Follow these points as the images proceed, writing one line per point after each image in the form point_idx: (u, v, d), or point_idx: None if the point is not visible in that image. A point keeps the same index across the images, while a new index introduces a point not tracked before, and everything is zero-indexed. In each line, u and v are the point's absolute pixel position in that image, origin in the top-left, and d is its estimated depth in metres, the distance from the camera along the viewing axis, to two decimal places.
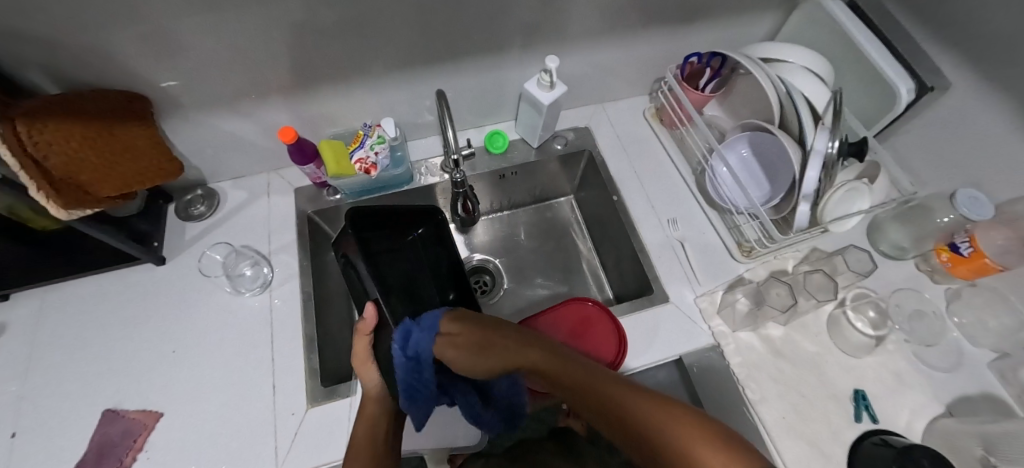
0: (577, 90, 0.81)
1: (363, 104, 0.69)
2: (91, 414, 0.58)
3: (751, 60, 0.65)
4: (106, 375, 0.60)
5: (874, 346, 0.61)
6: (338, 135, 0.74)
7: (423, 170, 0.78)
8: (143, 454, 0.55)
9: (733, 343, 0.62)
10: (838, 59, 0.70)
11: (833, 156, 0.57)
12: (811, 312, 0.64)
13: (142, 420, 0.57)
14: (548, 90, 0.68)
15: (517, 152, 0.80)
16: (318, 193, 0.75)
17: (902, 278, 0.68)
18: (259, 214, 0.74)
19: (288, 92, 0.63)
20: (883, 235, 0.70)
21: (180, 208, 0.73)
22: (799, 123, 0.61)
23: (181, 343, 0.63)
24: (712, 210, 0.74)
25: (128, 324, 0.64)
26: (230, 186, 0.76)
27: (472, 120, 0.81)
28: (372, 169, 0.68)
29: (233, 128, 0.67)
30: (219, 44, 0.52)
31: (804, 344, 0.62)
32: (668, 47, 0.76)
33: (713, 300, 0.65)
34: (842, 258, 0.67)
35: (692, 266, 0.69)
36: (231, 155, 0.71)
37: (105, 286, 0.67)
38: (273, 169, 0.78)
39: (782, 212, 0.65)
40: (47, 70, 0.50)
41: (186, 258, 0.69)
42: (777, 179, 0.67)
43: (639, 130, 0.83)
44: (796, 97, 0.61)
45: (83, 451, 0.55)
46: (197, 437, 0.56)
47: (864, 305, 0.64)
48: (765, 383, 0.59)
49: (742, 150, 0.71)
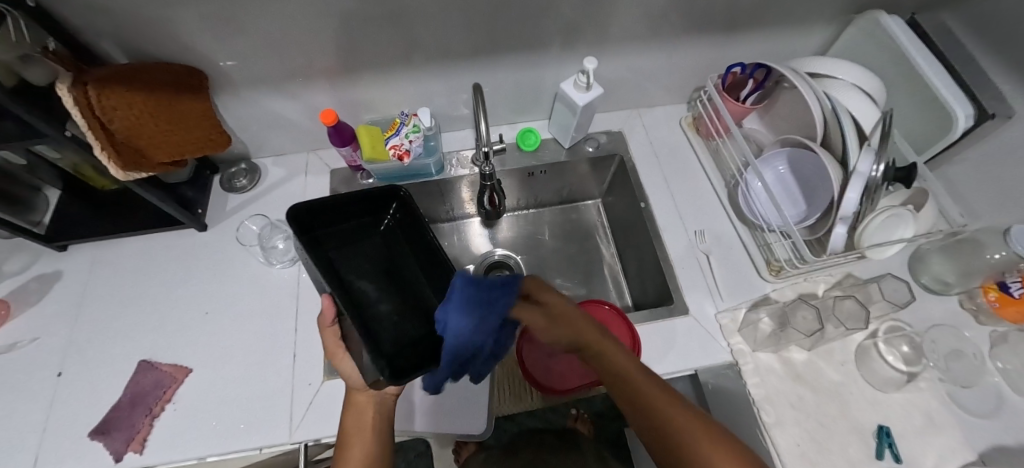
0: (614, 94, 0.81)
1: (402, 93, 0.71)
2: (129, 363, 0.62)
3: (798, 74, 0.63)
4: (145, 329, 0.65)
5: (904, 382, 0.58)
6: (375, 121, 0.76)
7: (453, 161, 0.80)
8: (171, 406, 0.59)
9: (752, 363, 0.60)
10: (892, 79, 0.67)
11: (877, 179, 0.54)
12: (838, 339, 0.62)
13: (172, 374, 0.61)
14: (584, 91, 0.68)
15: (548, 151, 0.81)
16: (352, 176, 0.78)
17: (943, 315, 0.64)
18: (295, 191, 0.77)
19: (333, 76, 0.65)
20: (925, 267, 0.67)
21: (224, 179, 0.77)
22: (843, 142, 0.59)
23: (214, 305, 0.67)
24: (742, 224, 0.72)
25: (167, 283, 0.69)
26: (271, 163, 0.80)
27: (506, 116, 0.82)
28: (405, 156, 0.70)
29: (279, 107, 0.70)
30: (273, 26, 0.54)
31: (828, 372, 0.60)
32: (711, 56, 0.74)
33: (735, 317, 0.63)
34: (878, 287, 0.64)
35: (716, 281, 0.67)
36: (275, 133, 0.75)
37: (150, 246, 0.72)
38: (313, 149, 0.81)
39: (817, 233, 0.62)
40: (118, 41, 0.54)
41: (225, 227, 0.73)
42: (814, 199, 0.65)
43: (674, 138, 0.82)
44: (842, 115, 0.59)
45: (118, 396, 0.59)
46: (220, 396, 0.60)
47: (898, 339, 0.62)
48: (782, 407, 0.57)
49: (779, 166, 0.69)
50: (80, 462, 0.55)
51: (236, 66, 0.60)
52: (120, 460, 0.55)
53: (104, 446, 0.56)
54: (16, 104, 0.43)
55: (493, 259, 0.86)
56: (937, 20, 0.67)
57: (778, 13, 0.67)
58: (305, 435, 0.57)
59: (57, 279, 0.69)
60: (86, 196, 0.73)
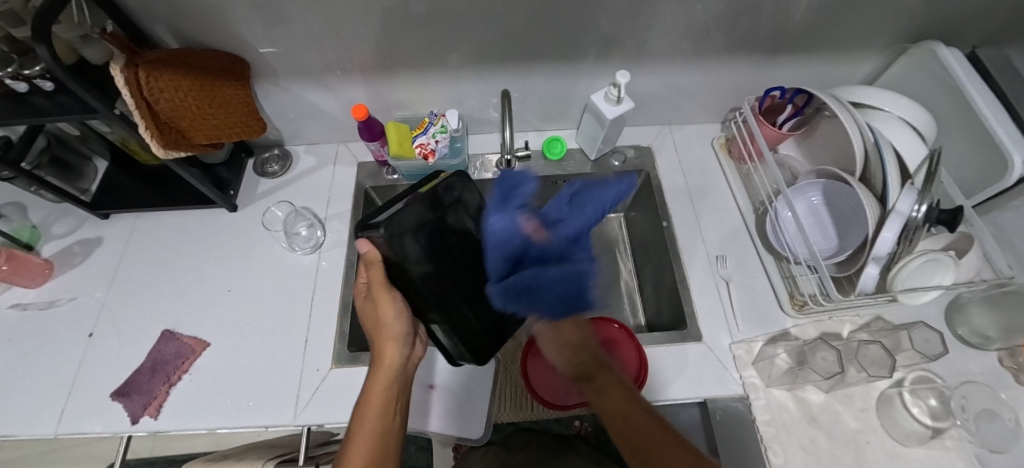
0: (646, 108, 0.79)
1: (433, 93, 0.72)
2: (154, 331, 0.65)
3: (841, 102, 0.60)
4: (171, 300, 0.68)
5: (928, 438, 0.55)
6: (405, 118, 0.77)
7: (478, 164, 0.80)
8: (187, 376, 0.62)
9: (764, 399, 0.58)
10: (946, 114, 0.63)
11: (918, 221, 0.51)
12: (859, 384, 0.59)
13: (192, 346, 0.64)
14: (614, 104, 0.67)
15: (573, 161, 0.80)
16: (378, 170, 0.79)
17: (979, 370, 0.60)
18: (324, 180, 0.79)
19: (367, 73, 0.67)
20: (963, 318, 0.62)
21: (258, 164, 0.80)
22: (884, 179, 0.56)
23: (236, 283, 0.70)
24: (768, 253, 0.69)
25: (196, 258, 0.72)
26: (303, 150, 0.82)
27: (535, 123, 0.81)
28: (431, 155, 0.70)
29: (314, 99, 0.72)
30: (314, 20, 0.56)
31: (845, 417, 0.57)
32: (751, 77, 0.72)
33: (750, 350, 0.61)
34: (908, 335, 0.60)
35: (734, 309, 0.65)
36: (309, 123, 0.77)
37: (184, 222, 0.75)
38: (343, 140, 0.83)
39: (846, 271, 0.59)
40: (171, 26, 0.57)
41: (254, 210, 0.76)
42: (848, 234, 0.62)
43: (704, 159, 0.80)
44: (885, 149, 0.56)
45: (140, 362, 0.63)
46: (233, 371, 0.62)
47: (925, 390, 0.58)
48: (792, 449, 0.55)
49: (812, 197, 0.66)
50: (101, 419, 0.59)
51: (275, 53, 0.62)
52: (136, 422, 0.58)
53: (123, 408, 0.59)
54: (73, 80, 0.46)
55: None
56: (1002, 57, 0.63)
57: (830, 37, 0.64)
58: (308, 419, 0.58)
59: (97, 244, 0.73)
60: (130, 169, 0.77)
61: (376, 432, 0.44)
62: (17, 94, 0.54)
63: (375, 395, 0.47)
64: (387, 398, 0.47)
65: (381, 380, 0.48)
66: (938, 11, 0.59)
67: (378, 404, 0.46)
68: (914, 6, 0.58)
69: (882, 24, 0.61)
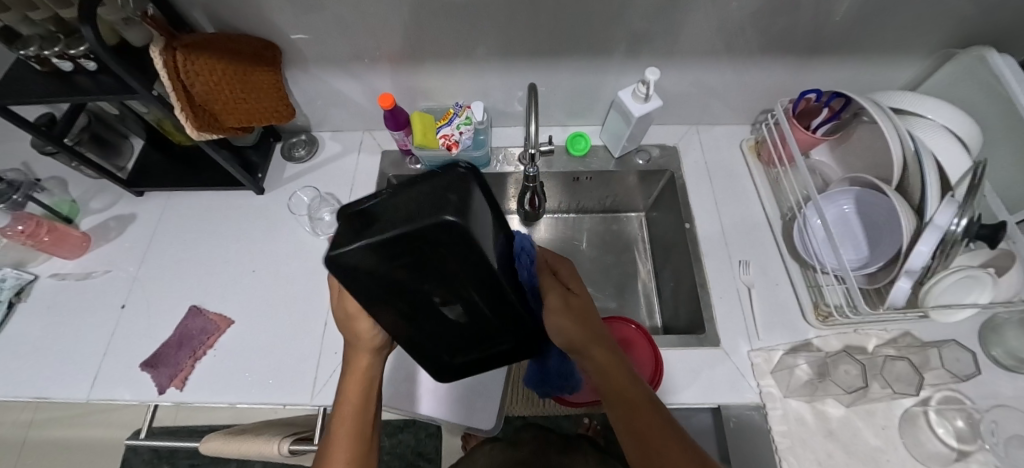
0: (674, 107, 0.77)
1: (459, 84, 0.72)
2: (182, 306, 0.68)
3: (881, 108, 0.58)
4: (198, 278, 0.70)
5: (952, 460, 0.53)
6: (429, 109, 0.77)
7: (500, 157, 0.79)
8: (211, 351, 0.64)
9: (781, 409, 0.57)
10: (996, 125, 0.60)
11: (957, 235, 0.49)
12: (883, 401, 0.57)
13: (217, 323, 0.66)
14: (642, 101, 0.66)
15: (597, 158, 0.79)
16: (402, 158, 0.79)
17: (1013, 394, 0.57)
18: (348, 167, 0.80)
19: (394, 62, 0.67)
20: (999, 339, 0.60)
21: (285, 148, 0.81)
22: (923, 189, 0.54)
23: (260, 264, 0.71)
24: (794, 261, 0.67)
25: (223, 237, 0.74)
26: (329, 137, 0.83)
27: (559, 118, 0.80)
28: (454, 146, 0.70)
29: (341, 86, 0.72)
30: (345, 9, 0.57)
31: (865, 433, 0.55)
32: (787, 77, 0.70)
33: (769, 358, 0.60)
34: (938, 352, 0.58)
35: (754, 317, 0.64)
36: (336, 110, 0.78)
37: (213, 202, 0.77)
38: (368, 129, 0.83)
39: (877, 282, 0.57)
40: (207, 11, 0.58)
41: (279, 194, 0.77)
42: (880, 246, 0.59)
43: (731, 161, 0.78)
44: (926, 159, 0.53)
45: (168, 336, 0.65)
46: (254, 349, 0.64)
47: (952, 411, 0.56)
48: (807, 461, 0.54)
49: (844, 206, 0.63)
50: (131, 388, 0.62)
51: (305, 40, 0.63)
52: (163, 392, 0.61)
53: (151, 379, 0.62)
54: (113, 60, 0.47)
55: None
56: None
57: (873, 40, 0.61)
58: (323, 401, 0.60)
59: (132, 221, 0.76)
60: (165, 149, 0.80)
61: (348, 434, 0.42)
62: (62, 73, 0.57)
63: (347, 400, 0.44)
64: (361, 402, 0.44)
65: (357, 382, 0.44)
66: (992, 14, 0.55)
67: (351, 404, 0.43)
68: (968, 9, 0.55)
69: (932, 27, 0.58)
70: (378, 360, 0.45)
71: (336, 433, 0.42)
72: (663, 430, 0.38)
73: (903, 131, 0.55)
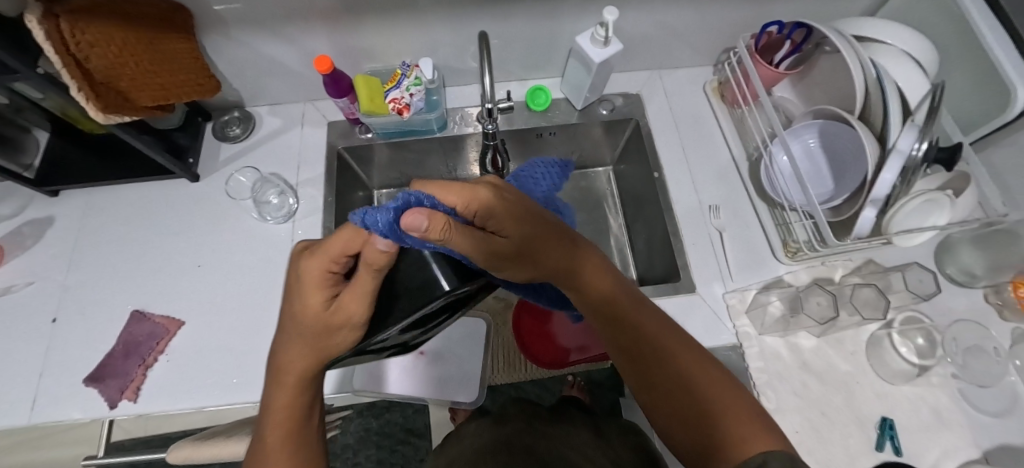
0: (635, 51, 0.74)
1: (404, 41, 0.65)
2: (122, 312, 0.62)
3: (843, 35, 0.56)
4: (137, 279, 0.64)
5: (915, 376, 0.56)
6: (374, 72, 0.71)
7: (457, 118, 0.74)
8: (164, 357, 0.59)
9: (757, 347, 0.58)
10: (951, 45, 0.59)
11: (918, 161, 0.49)
12: (851, 328, 0.59)
13: (166, 326, 0.60)
14: (601, 46, 0.61)
15: (559, 111, 0.75)
16: (350, 129, 0.73)
17: (966, 308, 0.60)
18: (292, 143, 0.73)
19: (326, 19, 0.60)
20: (953, 257, 0.62)
21: (217, 128, 0.73)
22: (885, 116, 0.53)
23: (206, 258, 0.65)
24: (761, 201, 0.67)
25: (160, 232, 0.67)
26: (266, 111, 0.75)
27: (516, 72, 0.75)
28: (406, 110, 0.64)
29: (270, 52, 0.64)
30: None
31: (836, 360, 0.57)
32: (749, 10, 0.66)
33: (743, 299, 0.60)
34: (901, 276, 0.60)
35: (727, 260, 0.64)
36: (270, 80, 0.70)
37: (142, 195, 0.69)
38: (309, 99, 0.76)
39: (842, 215, 0.57)
40: None
41: (218, 179, 0.70)
42: (844, 178, 0.60)
43: (696, 105, 0.76)
44: (888, 84, 0.53)
45: (112, 346, 0.59)
46: (211, 348, 0.59)
47: (914, 331, 0.58)
48: (785, 394, 0.55)
49: (809, 140, 0.63)
50: (77, 406, 0.56)
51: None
52: (115, 407, 0.56)
53: (99, 393, 0.57)
54: None
55: None
56: None
57: None
58: None
59: (50, 224, 0.67)
60: (75, 140, 0.70)
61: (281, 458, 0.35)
62: None
63: (279, 409, 0.35)
64: (295, 413, 0.36)
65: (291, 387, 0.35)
66: None
67: (284, 413, 0.35)
68: None
69: None
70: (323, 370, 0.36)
71: (266, 450, 0.35)
72: (663, 341, 0.40)
73: (866, 58, 0.53)
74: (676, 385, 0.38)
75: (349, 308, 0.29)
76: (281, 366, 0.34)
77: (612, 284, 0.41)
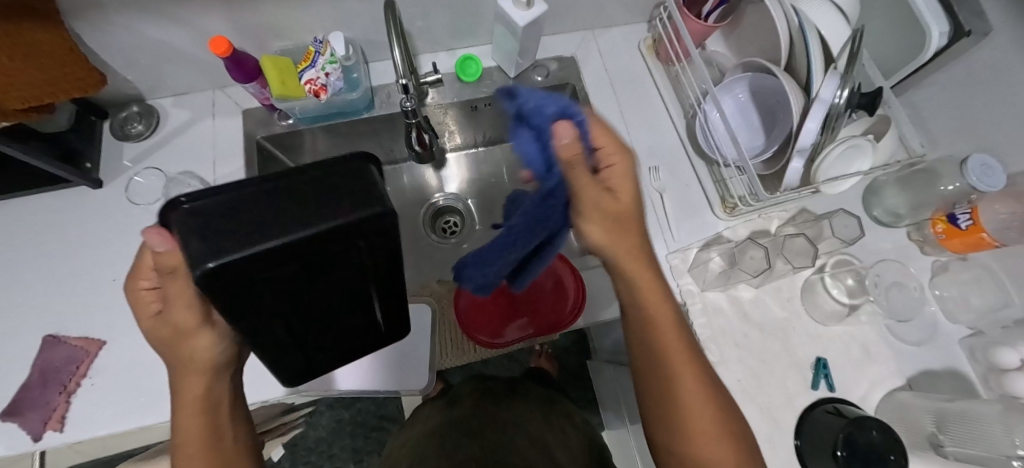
0: (564, 12, 0.71)
1: (311, 14, 0.60)
2: (33, 338, 0.57)
3: None
4: (45, 300, 0.58)
5: (845, 315, 0.59)
6: (286, 51, 0.65)
7: (384, 95, 0.70)
8: (87, 381, 0.55)
9: (699, 303, 0.59)
10: None
11: (840, 107, 0.49)
12: (786, 276, 0.61)
13: (86, 347, 0.56)
14: (525, 8, 0.58)
15: (491, 81, 0.72)
16: (268, 116, 0.68)
17: (890, 247, 0.63)
18: (205, 136, 0.67)
19: None
20: (878, 199, 0.64)
21: (116, 126, 0.66)
22: (807, 65, 0.53)
23: (122, 271, 0.60)
24: (699, 159, 0.67)
25: (67, 248, 0.61)
26: (171, 103, 0.69)
27: (443, 41, 0.71)
28: (322, 91, 0.59)
29: (159, 36, 0.58)
30: None
31: (774, 309, 0.60)
32: None
33: (685, 258, 0.61)
34: (829, 223, 0.62)
35: (668, 221, 0.64)
36: (168, 68, 0.63)
37: (39, 208, 0.63)
38: (218, 86, 0.69)
39: (774, 167, 0.58)
40: None
41: (126, 183, 0.64)
42: (775, 130, 0.60)
43: (631, 65, 0.74)
44: (809, 31, 0.52)
45: (26, 376, 0.55)
46: (139, 365, 0.56)
47: (844, 272, 0.61)
48: (727, 347, 0.57)
49: (740, 94, 0.63)
50: None
51: None
52: (40, 439, 0.52)
53: (20, 427, 0.53)
54: None
55: (438, 205, 0.82)
56: None
57: None
58: None
59: None
60: None
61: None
62: None
63: (190, 439, 0.37)
64: (206, 432, 0.37)
65: (192, 407, 0.37)
66: None
67: (197, 438, 0.37)
68: None
69: None
70: (222, 380, 0.38)
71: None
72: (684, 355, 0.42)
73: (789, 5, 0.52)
74: (693, 399, 0.41)
75: (178, 316, 0.32)
76: (177, 396, 0.37)
77: (655, 276, 0.41)
